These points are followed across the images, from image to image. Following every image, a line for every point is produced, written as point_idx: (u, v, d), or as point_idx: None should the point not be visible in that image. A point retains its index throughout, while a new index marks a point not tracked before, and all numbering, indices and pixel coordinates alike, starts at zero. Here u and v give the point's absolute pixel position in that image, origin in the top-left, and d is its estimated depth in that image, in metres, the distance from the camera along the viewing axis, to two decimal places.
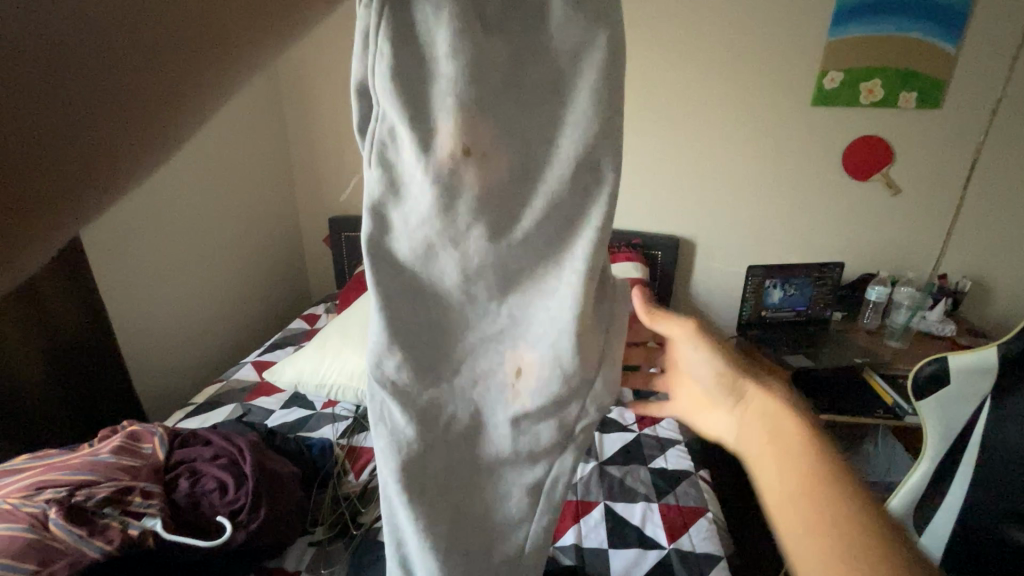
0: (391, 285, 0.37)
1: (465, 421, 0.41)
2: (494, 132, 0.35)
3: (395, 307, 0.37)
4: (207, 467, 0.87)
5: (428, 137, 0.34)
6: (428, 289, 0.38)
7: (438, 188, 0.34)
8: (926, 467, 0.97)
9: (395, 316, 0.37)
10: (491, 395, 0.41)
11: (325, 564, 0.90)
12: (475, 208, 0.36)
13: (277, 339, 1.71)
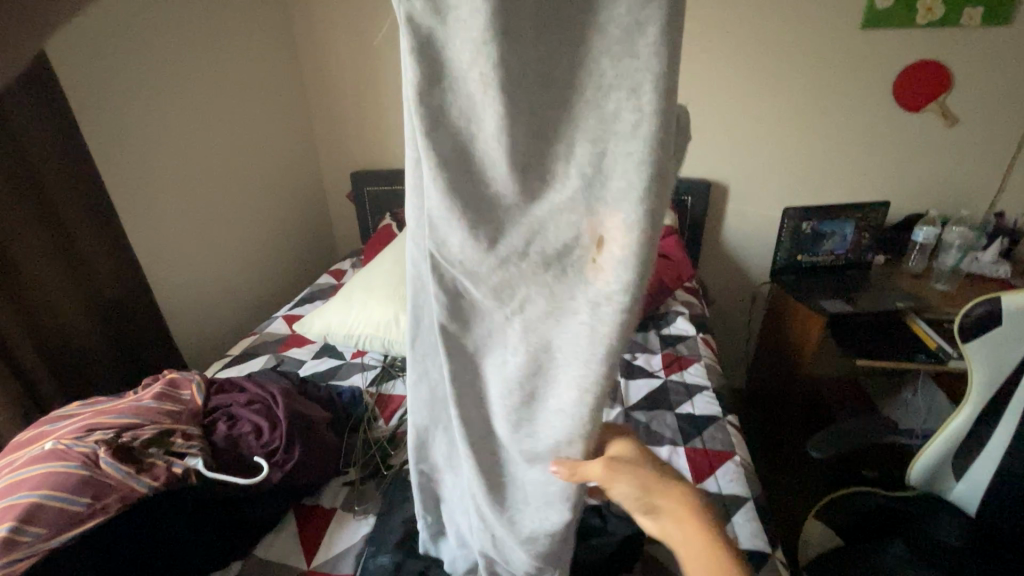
0: (441, 124, 0.40)
1: (503, 261, 0.42)
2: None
3: (448, 148, 0.40)
4: (242, 412, 0.91)
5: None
6: (475, 128, 0.39)
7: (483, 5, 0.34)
8: (969, 414, 1.16)
9: (445, 159, 0.40)
10: (545, 243, 0.41)
11: (359, 501, 0.95)
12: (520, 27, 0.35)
13: (306, 294, 1.75)
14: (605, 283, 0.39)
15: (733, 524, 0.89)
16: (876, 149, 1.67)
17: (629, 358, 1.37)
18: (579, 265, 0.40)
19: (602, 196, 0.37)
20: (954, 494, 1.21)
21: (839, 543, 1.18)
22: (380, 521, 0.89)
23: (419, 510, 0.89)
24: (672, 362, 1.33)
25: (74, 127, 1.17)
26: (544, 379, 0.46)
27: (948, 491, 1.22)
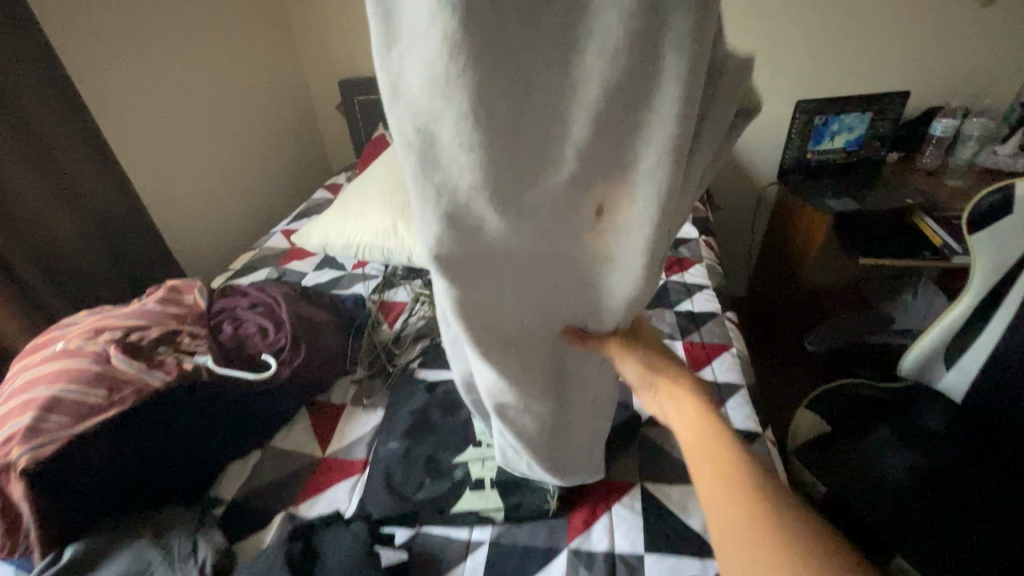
0: (399, 91, 0.35)
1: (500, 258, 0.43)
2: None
3: (412, 119, 0.35)
4: (247, 313, 0.93)
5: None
6: (447, 144, 0.36)
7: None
8: (967, 305, 1.17)
9: (410, 139, 0.36)
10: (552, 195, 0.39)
11: (367, 396, 0.99)
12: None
13: (302, 209, 1.72)
14: (606, 254, 0.43)
15: (727, 408, 0.93)
16: (903, 32, 1.54)
17: None
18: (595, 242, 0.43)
19: (600, 194, 0.39)
20: (943, 383, 1.27)
21: (826, 429, 1.24)
22: (388, 414, 0.93)
23: (427, 401, 0.93)
24: (674, 263, 1.33)
25: (33, 21, 1.08)
26: (559, 323, 0.52)
27: (937, 381, 1.29)
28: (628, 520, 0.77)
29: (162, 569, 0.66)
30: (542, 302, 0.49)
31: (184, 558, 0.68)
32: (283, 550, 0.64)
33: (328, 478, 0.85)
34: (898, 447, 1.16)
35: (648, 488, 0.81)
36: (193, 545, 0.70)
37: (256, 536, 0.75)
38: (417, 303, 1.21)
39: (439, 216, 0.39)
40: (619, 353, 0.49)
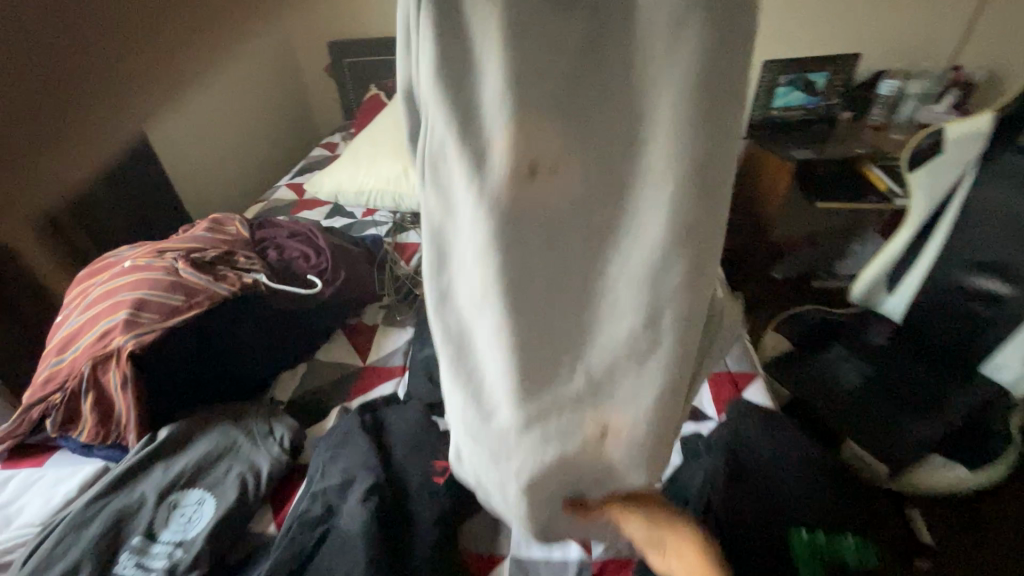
0: (450, 300, 0.40)
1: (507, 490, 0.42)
2: (544, 152, 0.33)
3: (452, 331, 0.41)
4: (288, 242, 1.03)
5: (483, 166, 0.34)
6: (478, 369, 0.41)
7: (488, 225, 0.35)
8: (907, 235, 1.35)
9: (445, 350, 0.42)
10: (555, 438, 0.39)
11: (397, 318, 1.11)
12: (522, 239, 0.35)
13: (303, 166, 1.78)
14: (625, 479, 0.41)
15: None
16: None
17: None
18: (598, 479, 0.41)
19: (609, 439, 0.40)
20: (886, 308, 1.46)
21: (790, 349, 1.43)
22: (419, 329, 1.05)
23: None
24: None
25: None
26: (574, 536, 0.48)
27: (882, 306, 1.47)
28: None
29: (248, 444, 0.78)
30: (561, 524, 0.45)
31: (264, 436, 0.79)
32: (356, 419, 0.77)
33: (374, 379, 0.97)
34: (849, 360, 1.37)
35: None
36: (270, 426, 0.81)
37: (321, 424, 0.88)
38: None
39: (467, 403, 0.43)
40: (621, 514, 0.42)
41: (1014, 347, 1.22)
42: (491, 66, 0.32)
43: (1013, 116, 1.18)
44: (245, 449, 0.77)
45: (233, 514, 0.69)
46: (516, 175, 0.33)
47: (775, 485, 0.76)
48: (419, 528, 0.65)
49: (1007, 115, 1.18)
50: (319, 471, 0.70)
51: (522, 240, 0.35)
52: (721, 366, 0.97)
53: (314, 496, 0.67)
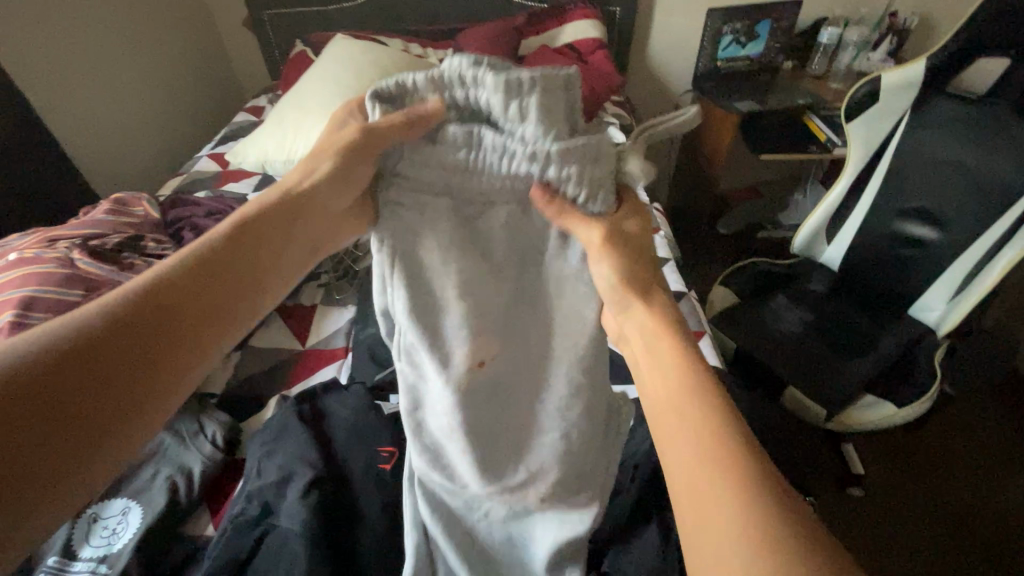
0: (422, 429, 0.52)
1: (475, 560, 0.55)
2: (485, 351, 0.49)
3: (428, 446, 0.53)
4: (206, 221, 0.93)
5: (448, 368, 0.48)
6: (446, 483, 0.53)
7: (456, 400, 0.48)
8: (845, 184, 1.37)
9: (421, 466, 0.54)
10: (516, 508, 0.53)
11: (337, 295, 1.05)
12: (478, 400, 0.50)
13: (226, 132, 1.64)
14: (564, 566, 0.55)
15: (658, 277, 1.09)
16: None
17: None
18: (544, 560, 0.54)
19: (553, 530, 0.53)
20: (823, 257, 1.51)
21: (736, 301, 1.47)
22: (360, 307, 1.01)
23: None
24: None
25: None
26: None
27: (819, 255, 1.51)
28: None
29: (174, 446, 0.72)
30: None
31: (193, 435, 0.73)
32: (293, 410, 0.72)
33: (315, 364, 0.92)
34: (792, 310, 1.41)
35: None
36: (199, 424, 0.75)
37: (258, 415, 0.83)
38: None
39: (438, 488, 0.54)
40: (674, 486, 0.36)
41: (941, 287, 1.27)
42: (451, 301, 0.48)
43: (945, 63, 1.18)
44: (172, 450, 0.72)
45: (163, 521, 0.65)
46: (474, 370, 0.49)
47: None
48: (364, 518, 0.62)
49: (938, 63, 1.18)
50: (256, 470, 0.66)
51: (480, 401, 0.51)
52: None
53: (249, 497, 0.63)
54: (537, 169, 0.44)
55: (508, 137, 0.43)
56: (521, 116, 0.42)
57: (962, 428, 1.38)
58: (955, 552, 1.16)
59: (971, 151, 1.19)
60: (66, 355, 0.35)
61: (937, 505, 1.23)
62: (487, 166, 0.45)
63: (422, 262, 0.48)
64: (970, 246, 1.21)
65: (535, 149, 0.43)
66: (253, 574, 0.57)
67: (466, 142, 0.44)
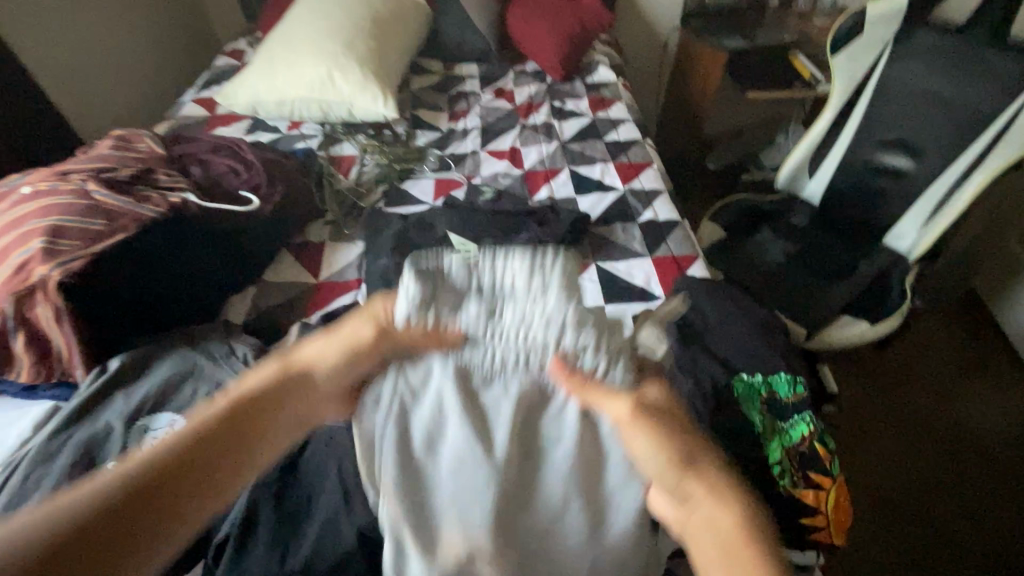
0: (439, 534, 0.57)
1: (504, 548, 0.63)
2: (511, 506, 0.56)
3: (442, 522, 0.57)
4: (211, 156, 0.94)
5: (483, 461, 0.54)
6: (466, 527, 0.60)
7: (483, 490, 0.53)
8: (827, 120, 1.42)
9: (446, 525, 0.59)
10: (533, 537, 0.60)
11: (343, 231, 1.07)
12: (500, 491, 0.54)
13: (208, 76, 1.59)
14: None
15: (654, 206, 1.14)
16: None
17: (558, 105, 1.48)
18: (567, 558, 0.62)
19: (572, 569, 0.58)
20: (805, 193, 1.55)
21: (723, 236, 1.51)
22: (369, 242, 1.03)
23: (404, 227, 1.04)
24: (597, 102, 1.48)
25: None
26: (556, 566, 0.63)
27: (801, 192, 1.56)
28: (588, 286, 0.97)
29: (209, 364, 0.76)
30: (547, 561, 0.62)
31: (225, 355, 0.77)
32: None
33: (332, 294, 0.96)
34: (774, 242, 1.49)
35: (601, 265, 1.01)
36: (230, 346, 0.79)
37: (282, 339, 0.86)
38: (367, 154, 1.26)
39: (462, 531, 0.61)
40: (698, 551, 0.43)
41: (913, 215, 1.34)
42: (474, 451, 0.54)
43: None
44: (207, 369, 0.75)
45: None
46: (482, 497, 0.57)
47: (725, 342, 0.75)
48: None
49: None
50: None
51: (507, 496, 0.55)
52: (666, 252, 1.03)
53: None
54: (563, 334, 0.53)
55: (527, 286, 0.53)
56: (541, 270, 0.53)
57: (929, 349, 1.49)
58: (918, 462, 1.28)
59: (946, 83, 1.27)
60: (165, 468, 0.42)
61: (905, 423, 1.35)
62: (503, 311, 0.53)
63: (431, 442, 0.56)
64: (943, 172, 1.28)
65: (557, 314, 0.52)
66: (310, 461, 0.63)
67: (479, 292, 0.53)
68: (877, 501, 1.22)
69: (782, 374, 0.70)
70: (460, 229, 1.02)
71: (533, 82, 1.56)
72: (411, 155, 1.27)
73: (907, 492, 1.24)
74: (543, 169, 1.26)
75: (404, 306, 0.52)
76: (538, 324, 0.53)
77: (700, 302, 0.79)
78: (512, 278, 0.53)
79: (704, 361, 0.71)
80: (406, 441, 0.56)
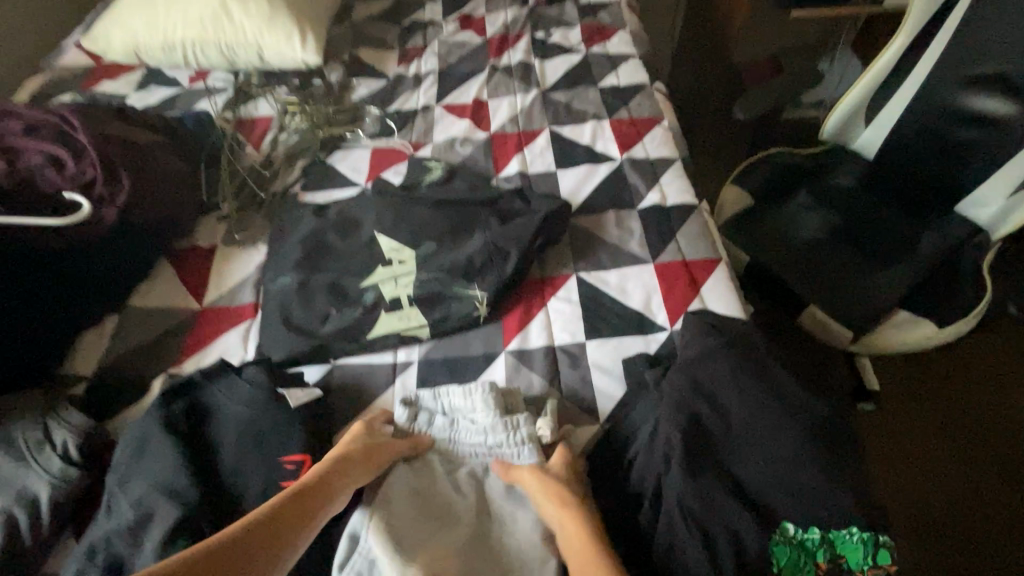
0: None
1: None
2: None
3: None
4: (25, 142, 0.68)
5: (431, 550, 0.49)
6: None
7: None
8: (902, 41, 1.02)
9: None
10: None
11: (242, 230, 0.80)
12: None
13: (99, 8, 1.25)
14: None
15: (661, 185, 0.84)
16: None
17: (542, 36, 1.12)
18: None
19: None
20: (857, 142, 1.17)
21: (750, 203, 1.15)
22: (273, 247, 0.77)
23: (316, 226, 0.76)
24: (593, 31, 1.12)
25: None
26: None
27: (853, 141, 1.17)
28: (564, 312, 0.70)
29: (9, 464, 0.54)
30: None
31: (37, 447, 0.55)
32: (154, 417, 0.53)
33: (216, 327, 0.71)
34: (812, 209, 1.12)
35: (585, 277, 0.74)
36: (46, 431, 0.56)
37: (138, 404, 0.64)
38: (285, 116, 0.96)
39: None
40: None
41: (1013, 170, 0.96)
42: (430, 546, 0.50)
43: None
44: (9, 471, 0.54)
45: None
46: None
47: (762, 463, 0.49)
48: None
49: None
50: (105, 505, 0.49)
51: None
52: (675, 255, 0.75)
53: (92, 551, 0.47)
54: (502, 436, 0.58)
55: (472, 414, 0.59)
56: (471, 392, 0.60)
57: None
58: (1000, 519, 0.90)
59: None
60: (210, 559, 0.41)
61: (993, 460, 0.95)
62: (460, 424, 0.60)
63: (410, 527, 0.50)
64: None
65: (494, 425, 0.58)
66: None
67: (441, 416, 0.60)
68: (915, 527, 0.89)
69: (854, 528, 0.46)
70: (390, 229, 0.74)
71: (511, 3, 1.19)
72: (341, 115, 0.96)
73: (973, 558, 0.86)
74: (516, 130, 0.95)
75: (398, 417, 0.61)
76: (482, 438, 0.58)
77: (719, 386, 0.54)
78: (459, 404, 0.60)
79: (725, 500, 0.47)
80: (404, 507, 0.52)
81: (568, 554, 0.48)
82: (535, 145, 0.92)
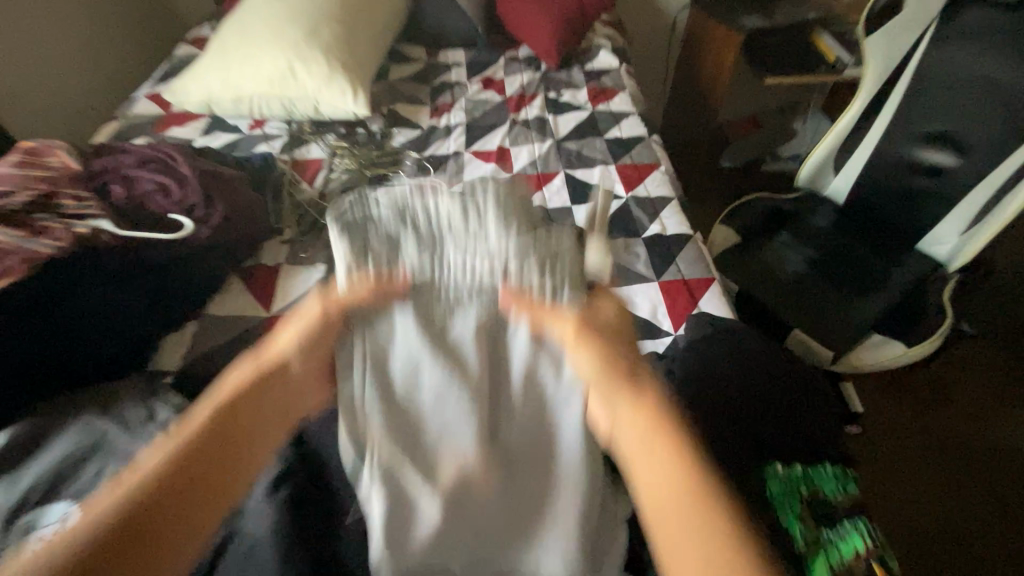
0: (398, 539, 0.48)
1: None
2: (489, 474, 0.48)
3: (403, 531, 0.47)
4: (138, 172, 0.82)
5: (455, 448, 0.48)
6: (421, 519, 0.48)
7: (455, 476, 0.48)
8: (857, 107, 1.21)
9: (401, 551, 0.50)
10: None
11: (303, 252, 0.93)
12: (471, 497, 0.48)
13: (165, 67, 1.42)
14: None
15: (662, 218, 0.98)
16: None
17: (554, 96, 1.31)
18: None
19: None
20: (829, 190, 1.33)
21: (738, 240, 1.30)
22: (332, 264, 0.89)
23: None
24: (598, 92, 1.31)
25: None
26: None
27: (824, 189, 1.34)
28: None
29: (121, 436, 0.62)
30: None
31: (143, 423, 0.63)
32: None
33: None
34: (795, 245, 1.27)
35: None
36: (149, 410, 0.65)
37: None
38: (335, 158, 1.10)
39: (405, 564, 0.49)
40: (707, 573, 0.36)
41: (958, 215, 1.13)
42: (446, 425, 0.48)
43: None
44: (118, 443, 0.61)
45: None
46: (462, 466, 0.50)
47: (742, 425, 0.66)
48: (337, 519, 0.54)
49: None
50: None
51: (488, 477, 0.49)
52: (676, 275, 0.88)
53: None
54: (515, 261, 0.45)
55: (462, 222, 0.45)
56: (478, 211, 0.45)
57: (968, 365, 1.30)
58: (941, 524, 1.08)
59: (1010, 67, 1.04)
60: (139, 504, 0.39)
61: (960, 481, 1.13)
62: (452, 253, 0.46)
63: (411, 395, 0.48)
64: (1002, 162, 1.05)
65: (502, 247, 0.45)
66: None
67: (413, 229, 0.45)
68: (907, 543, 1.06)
69: (829, 466, 0.63)
70: None
71: (526, 70, 1.38)
72: (384, 158, 1.11)
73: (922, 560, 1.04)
74: (535, 173, 1.11)
75: (339, 256, 0.45)
76: (485, 273, 0.46)
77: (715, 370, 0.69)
78: (444, 203, 0.45)
79: None
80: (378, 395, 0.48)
81: (634, 456, 0.41)
82: (552, 185, 1.08)
